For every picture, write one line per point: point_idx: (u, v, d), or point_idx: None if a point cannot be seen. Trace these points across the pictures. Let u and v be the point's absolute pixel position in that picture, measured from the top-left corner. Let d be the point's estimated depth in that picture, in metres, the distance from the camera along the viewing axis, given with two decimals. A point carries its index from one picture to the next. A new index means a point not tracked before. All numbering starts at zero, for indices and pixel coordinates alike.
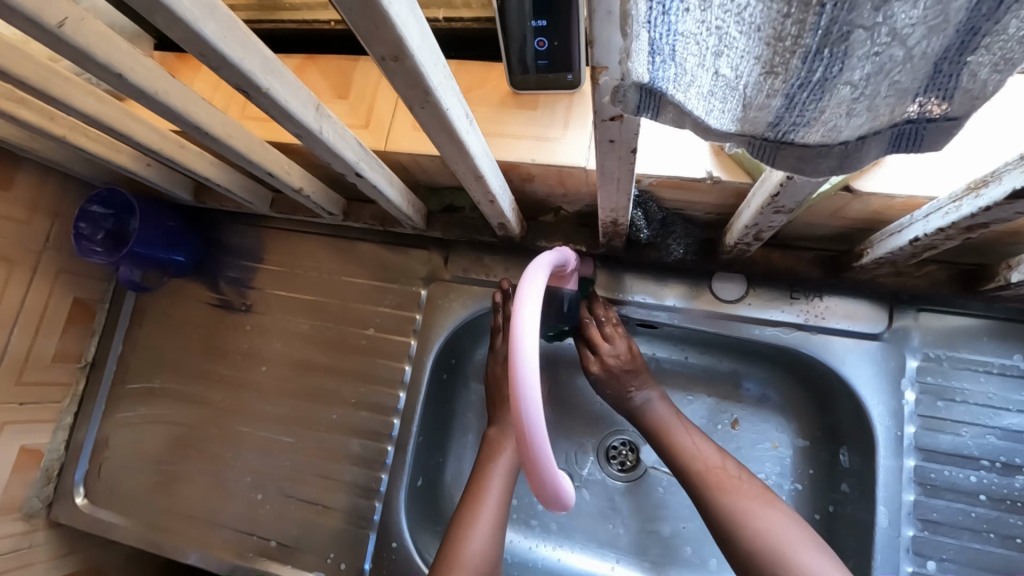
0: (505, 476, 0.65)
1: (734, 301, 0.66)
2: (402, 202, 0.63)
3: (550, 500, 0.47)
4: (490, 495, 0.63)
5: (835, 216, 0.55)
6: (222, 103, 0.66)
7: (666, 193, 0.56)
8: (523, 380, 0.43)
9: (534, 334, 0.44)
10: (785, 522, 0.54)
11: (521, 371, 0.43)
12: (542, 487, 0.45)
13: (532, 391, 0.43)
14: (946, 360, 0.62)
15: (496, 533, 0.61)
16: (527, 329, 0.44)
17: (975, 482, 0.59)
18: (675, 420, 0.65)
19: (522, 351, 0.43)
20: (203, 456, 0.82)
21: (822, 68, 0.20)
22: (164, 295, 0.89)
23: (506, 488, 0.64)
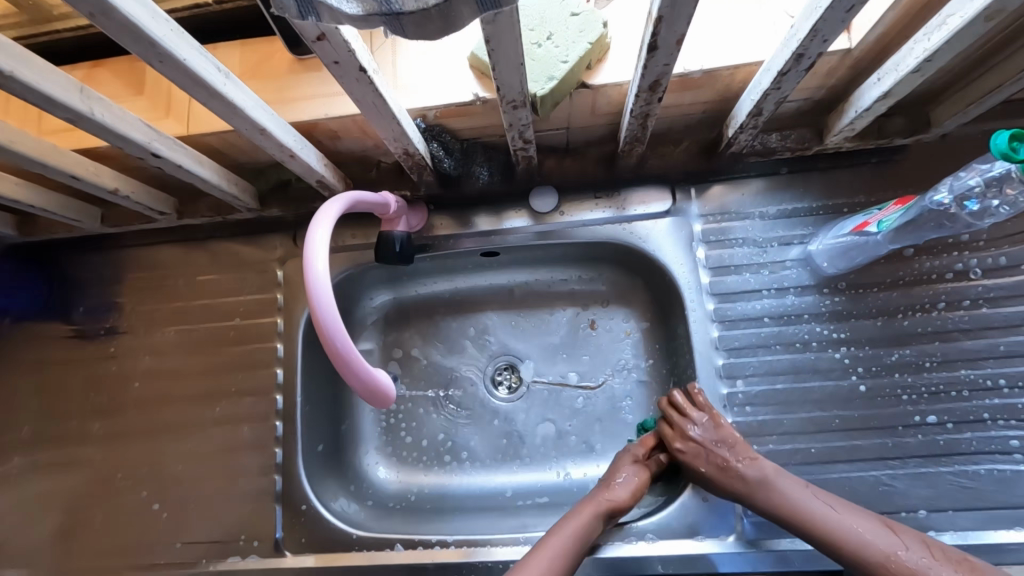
0: (574, 540, 0.63)
1: (550, 212, 0.76)
2: (221, 182, 0.66)
3: (376, 398, 0.53)
4: (557, 540, 0.62)
5: (594, 114, 0.65)
6: (14, 121, 0.65)
7: (453, 122, 0.64)
8: (316, 284, 0.48)
9: (325, 249, 0.50)
10: (939, 575, 0.53)
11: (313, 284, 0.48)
12: (359, 382, 0.51)
13: (325, 294, 0.48)
14: (721, 219, 0.74)
15: (553, 573, 0.60)
16: (316, 243, 0.49)
17: (759, 308, 0.72)
18: (809, 495, 0.60)
19: (314, 269, 0.49)
20: (96, 486, 0.81)
21: None
22: (16, 342, 0.86)
23: (573, 546, 0.62)
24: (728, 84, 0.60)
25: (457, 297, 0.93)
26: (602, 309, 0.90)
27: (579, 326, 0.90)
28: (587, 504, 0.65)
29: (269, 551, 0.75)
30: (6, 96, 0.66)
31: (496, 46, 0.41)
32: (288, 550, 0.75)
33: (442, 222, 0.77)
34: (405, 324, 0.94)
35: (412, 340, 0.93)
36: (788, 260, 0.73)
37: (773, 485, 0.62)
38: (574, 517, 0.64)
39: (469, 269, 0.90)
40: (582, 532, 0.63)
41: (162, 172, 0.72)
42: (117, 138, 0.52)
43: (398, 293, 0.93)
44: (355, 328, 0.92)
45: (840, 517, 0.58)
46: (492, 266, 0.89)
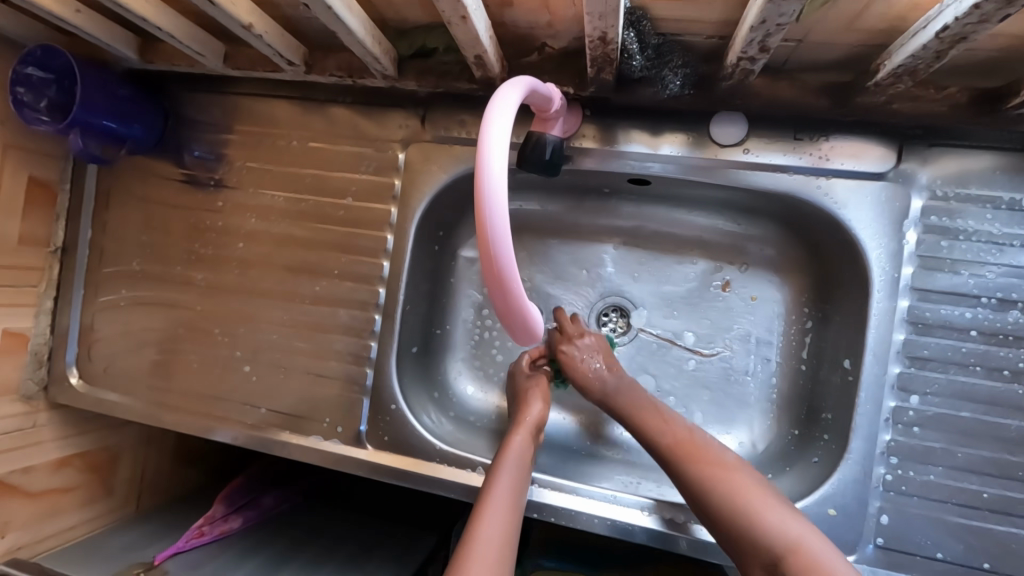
0: (518, 474, 0.59)
1: (732, 146, 0.62)
2: (366, 38, 0.56)
3: (522, 334, 0.47)
4: (500, 488, 0.57)
5: (850, 29, 0.48)
6: None
7: (662, 8, 0.49)
8: (490, 189, 0.39)
9: (505, 145, 0.40)
10: (760, 500, 0.53)
11: (489, 196, 0.39)
12: (511, 314, 0.44)
13: (498, 203, 0.39)
14: (954, 198, 0.58)
15: (513, 520, 0.55)
16: (497, 137, 0.40)
17: (969, 318, 0.58)
18: (654, 402, 0.64)
19: (492, 173, 0.39)
20: (192, 335, 0.81)
21: None
22: (129, 174, 0.83)
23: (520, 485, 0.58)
24: None
25: (575, 222, 0.82)
26: (743, 270, 0.77)
27: (711, 282, 0.78)
28: (516, 432, 0.63)
29: (350, 440, 0.74)
30: None
31: None
32: (369, 444, 0.74)
33: (596, 133, 0.65)
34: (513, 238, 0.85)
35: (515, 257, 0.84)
36: None
37: (631, 391, 0.66)
38: (510, 456, 0.61)
39: (600, 194, 0.78)
40: (519, 474, 0.59)
41: (297, 14, 0.62)
42: None
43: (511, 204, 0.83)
44: (461, 232, 0.85)
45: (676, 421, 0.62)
46: (629, 196, 0.77)
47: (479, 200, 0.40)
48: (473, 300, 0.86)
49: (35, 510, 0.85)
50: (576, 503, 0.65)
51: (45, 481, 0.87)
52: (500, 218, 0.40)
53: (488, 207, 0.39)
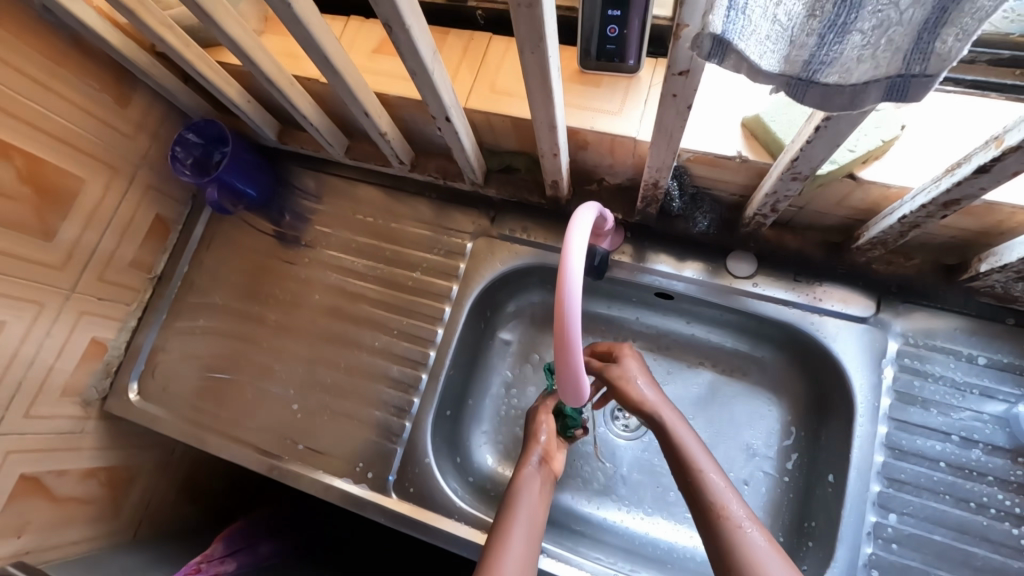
0: (531, 502, 0.67)
1: (743, 278, 0.76)
2: (471, 154, 0.74)
3: (571, 394, 0.60)
4: (518, 517, 0.65)
5: (837, 205, 0.64)
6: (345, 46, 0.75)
7: (699, 168, 0.66)
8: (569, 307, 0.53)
9: (580, 270, 0.53)
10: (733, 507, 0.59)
11: (569, 301, 0.52)
12: (566, 382, 0.58)
13: (574, 316, 0.53)
14: (923, 346, 0.71)
15: (531, 543, 0.63)
16: (576, 267, 0.53)
17: (939, 450, 0.68)
18: (670, 408, 0.67)
19: (573, 282, 0.53)
20: (251, 369, 0.91)
21: (845, 16, 0.30)
22: (233, 225, 0.99)
23: (532, 510, 0.66)
24: (1000, 222, 0.58)
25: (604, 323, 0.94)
26: (744, 386, 0.88)
27: (716, 392, 0.89)
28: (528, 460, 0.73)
29: (376, 486, 0.80)
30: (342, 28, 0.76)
31: (830, 126, 0.43)
32: (394, 493, 0.79)
33: (634, 251, 0.79)
34: (546, 327, 0.97)
35: (548, 345, 0.97)
36: (985, 413, 0.68)
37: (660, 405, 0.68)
38: (523, 484, 0.69)
39: (628, 302, 0.91)
40: (536, 492, 0.69)
41: (417, 128, 0.80)
42: (433, 96, 0.60)
43: (549, 298, 0.96)
44: (504, 316, 0.97)
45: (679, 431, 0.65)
46: (652, 306, 0.89)
47: (560, 303, 0.53)
48: (505, 376, 0.97)
49: (54, 514, 0.88)
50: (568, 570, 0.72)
51: (72, 488, 0.91)
52: (575, 316, 0.53)
53: (567, 310, 0.53)
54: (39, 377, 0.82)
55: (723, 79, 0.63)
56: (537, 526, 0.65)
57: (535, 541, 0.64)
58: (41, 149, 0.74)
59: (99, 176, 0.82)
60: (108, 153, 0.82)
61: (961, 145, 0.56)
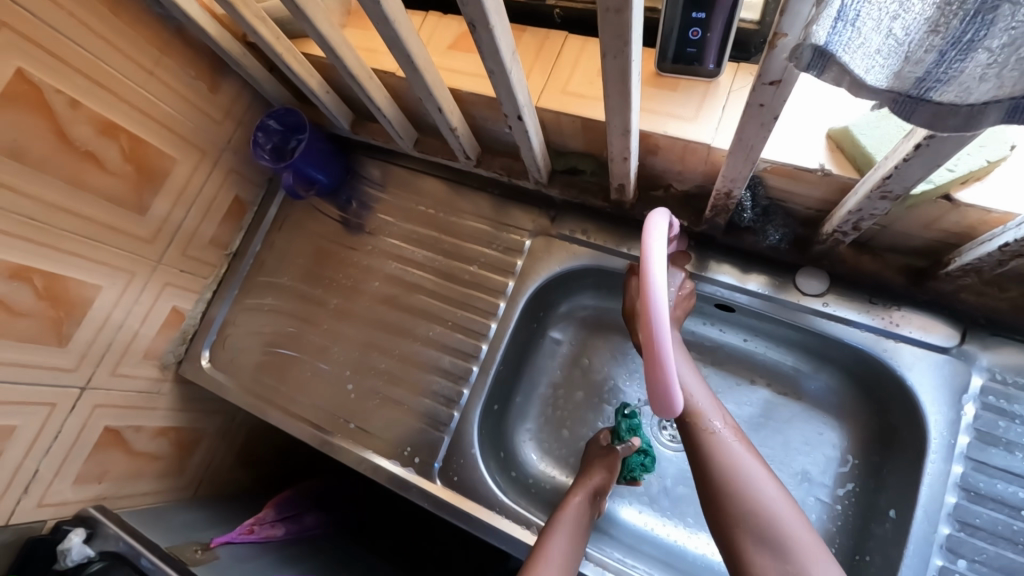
0: (574, 527, 0.71)
1: (813, 296, 0.73)
2: (538, 154, 0.74)
3: (661, 406, 0.57)
4: (558, 537, 0.69)
5: (927, 227, 0.60)
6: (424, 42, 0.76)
7: (776, 180, 0.64)
8: (657, 311, 0.54)
9: (664, 271, 0.55)
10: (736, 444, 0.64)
11: (655, 306, 0.54)
12: (657, 390, 0.56)
13: (662, 318, 0.53)
14: (1012, 384, 0.66)
15: (568, 561, 0.67)
16: (660, 279, 0.55)
17: (1021, 498, 0.63)
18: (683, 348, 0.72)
19: (658, 291, 0.54)
20: (311, 348, 0.95)
21: (970, 32, 0.28)
22: (303, 209, 1.03)
23: (574, 532, 0.70)
24: None
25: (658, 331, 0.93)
26: (804, 408, 0.84)
27: (773, 411, 0.86)
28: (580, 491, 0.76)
29: (422, 472, 0.82)
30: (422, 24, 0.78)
31: (932, 145, 0.41)
32: (438, 480, 0.81)
33: (695, 261, 0.77)
34: (598, 330, 0.97)
35: (598, 349, 0.96)
36: None
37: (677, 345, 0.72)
38: (569, 510, 0.73)
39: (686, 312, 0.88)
40: (581, 520, 0.72)
41: (486, 124, 0.81)
42: (508, 94, 0.61)
43: (603, 301, 0.95)
44: (557, 315, 0.97)
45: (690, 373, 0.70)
46: (711, 318, 0.87)
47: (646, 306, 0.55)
48: (553, 374, 0.97)
49: (129, 466, 0.96)
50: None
51: (146, 443, 0.98)
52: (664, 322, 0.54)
53: (654, 312, 0.54)
54: (125, 339, 0.89)
55: (811, 89, 0.61)
56: (576, 547, 0.69)
57: (571, 560, 0.67)
58: (142, 130, 0.79)
59: (189, 157, 0.88)
60: (198, 136, 0.88)
61: None
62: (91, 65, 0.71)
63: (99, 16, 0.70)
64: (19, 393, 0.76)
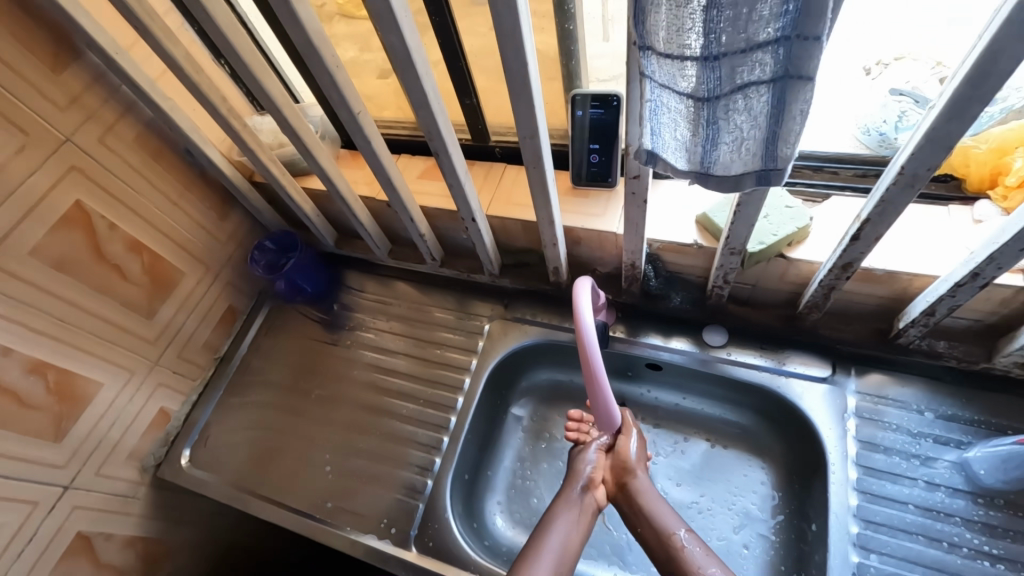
0: (558, 540, 0.78)
1: (718, 346, 0.91)
2: (490, 249, 0.95)
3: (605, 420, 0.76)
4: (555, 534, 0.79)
5: (781, 280, 0.82)
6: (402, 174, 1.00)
7: (669, 255, 0.85)
8: (591, 349, 0.69)
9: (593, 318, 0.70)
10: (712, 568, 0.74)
11: (589, 344, 0.69)
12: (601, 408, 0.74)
13: (595, 352, 0.69)
14: (877, 400, 0.82)
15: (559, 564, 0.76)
16: (590, 323, 0.69)
17: (907, 494, 0.76)
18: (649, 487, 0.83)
19: (593, 345, 0.69)
20: (293, 437, 1.02)
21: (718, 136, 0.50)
22: (288, 314, 1.18)
23: (564, 535, 0.78)
24: (905, 288, 0.74)
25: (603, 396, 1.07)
26: (735, 453, 0.97)
27: (710, 459, 0.98)
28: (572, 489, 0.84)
29: (399, 541, 0.87)
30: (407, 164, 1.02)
31: (743, 208, 0.62)
32: (415, 547, 0.86)
33: (627, 328, 0.96)
34: (554, 403, 1.09)
35: (555, 419, 1.08)
36: (941, 459, 0.77)
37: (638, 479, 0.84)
38: (559, 509, 0.81)
39: (625, 377, 1.03)
40: (567, 523, 0.80)
41: (448, 232, 1.03)
42: (464, 202, 0.83)
43: (556, 375, 1.10)
44: (517, 392, 1.10)
45: (659, 507, 0.81)
46: (647, 380, 1.02)
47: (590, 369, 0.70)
48: (518, 447, 1.06)
49: None
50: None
51: (114, 554, 0.97)
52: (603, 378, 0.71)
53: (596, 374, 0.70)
54: (113, 438, 0.95)
55: (679, 188, 0.85)
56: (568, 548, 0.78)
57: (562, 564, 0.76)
58: (161, 247, 0.96)
59: (194, 271, 1.03)
60: (203, 253, 1.04)
61: None
62: (132, 198, 0.89)
63: (143, 162, 0.90)
64: (9, 488, 0.80)
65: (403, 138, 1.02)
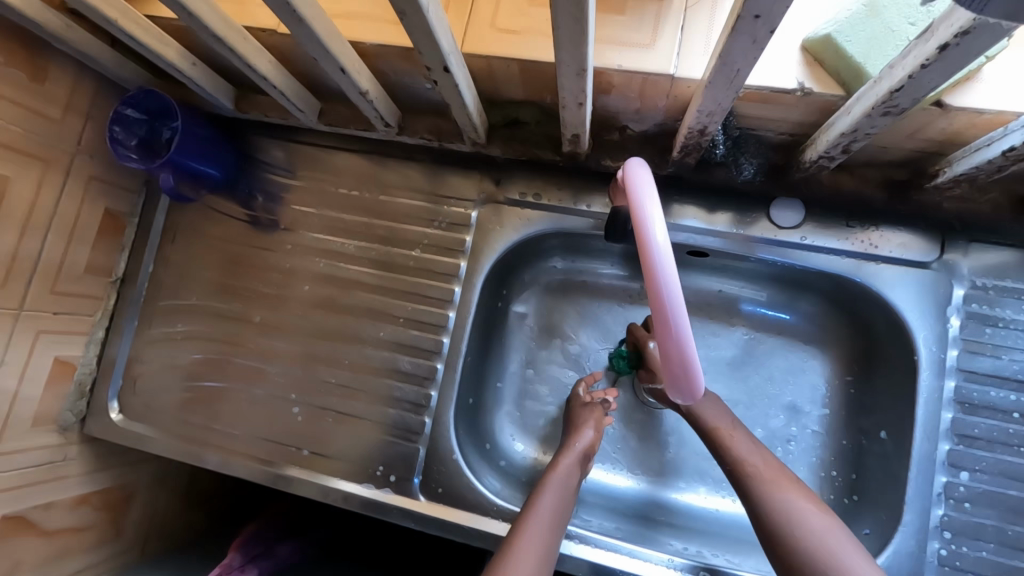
0: (553, 509, 0.62)
1: (790, 228, 0.67)
2: (473, 110, 0.63)
3: (683, 390, 0.49)
4: (545, 498, 0.63)
5: (912, 137, 0.55)
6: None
7: (748, 107, 0.56)
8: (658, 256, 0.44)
9: (659, 212, 0.46)
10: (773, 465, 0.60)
11: (652, 245, 0.45)
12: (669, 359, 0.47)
13: (666, 264, 0.44)
14: (993, 289, 0.64)
15: (553, 536, 0.60)
16: (656, 218, 0.45)
17: (1012, 401, 0.63)
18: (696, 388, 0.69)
19: (661, 254, 0.45)
20: (244, 374, 0.81)
21: None
22: (197, 213, 0.86)
23: (560, 504, 0.63)
24: None
25: (623, 283, 0.88)
26: (785, 342, 0.80)
27: (753, 351, 0.81)
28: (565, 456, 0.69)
29: (401, 491, 0.73)
30: None
31: (965, 42, 0.33)
32: (421, 496, 0.73)
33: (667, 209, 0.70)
34: (564, 295, 0.89)
35: (565, 315, 0.89)
36: None
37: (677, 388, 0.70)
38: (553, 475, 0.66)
39: None
40: (562, 499, 0.64)
41: (402, 81, 0.69)
42: (428, 42, 0.48)
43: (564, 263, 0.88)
44: (516, 287, 0.88)
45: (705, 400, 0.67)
46: (683, 266, 0.80)
47: (660, 309, 0.45)
48: (525, 350, 0.89)
49: (46, 550, 0.77)
50: (605, 556, 0.68)
51: (64, 519, 0.80)
52: (685, 333, 0.45)
53: (669, 317, 0.45)
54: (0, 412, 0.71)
55: None
56: (560, 517, 0.62)
57: (553, 540, 0.60)
58: None
59: (27, 171, 0.69)
60: (30, 141, 0.68)
61: None
62: None
63: None
64: None
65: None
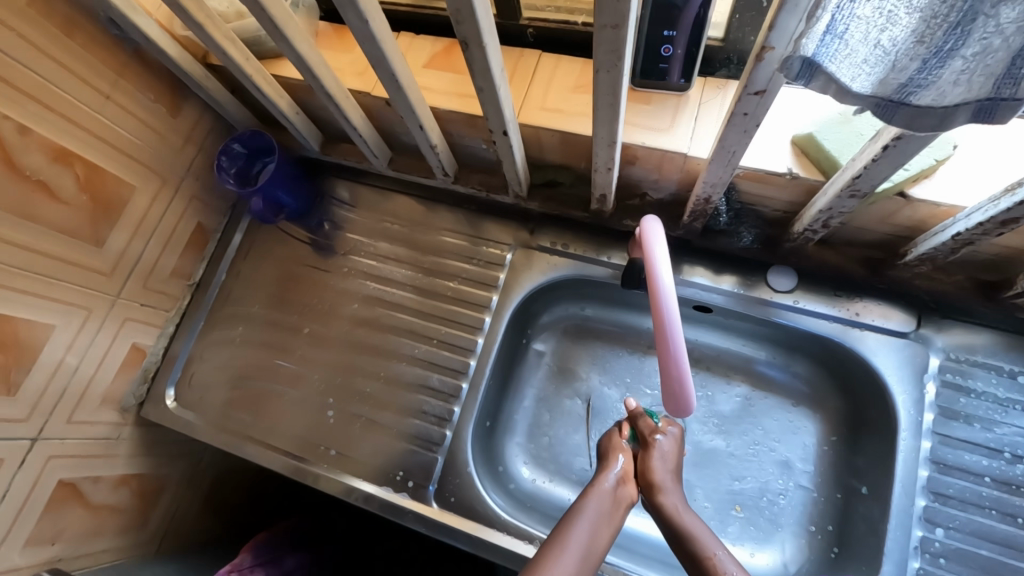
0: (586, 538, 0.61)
1: (784, 292, 0.77)
2: (520, 168, 0.76)
3: (677, 406, 0.59)
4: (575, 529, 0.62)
5: (884, 221, 0.66)
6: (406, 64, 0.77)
7: (747, 184, 0.68)
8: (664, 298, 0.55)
9: (667, 263, 0.56)
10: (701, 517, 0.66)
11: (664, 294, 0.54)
12: (669, 382, 0.57)
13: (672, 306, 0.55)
14: (965, 361, 0.72)
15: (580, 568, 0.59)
16: (665, 268, 0.55)
17: (984, 466, 0.69)
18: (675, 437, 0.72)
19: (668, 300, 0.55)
20: (290, 377, 0.91)
21: (951, 41, 0.33)
22: (269, 234, 1.00)
23: (591, 540, 0.61)
24: None
25: (634, 332, 0.97)
26: (780, 399, 0.87)
27: (750, 404, 0.88)
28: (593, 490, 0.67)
29: (417, 496, 0.80)
30: (410, 47, 0.79)
31: (900, 144, 0.45)
32: (435, 503, 0.79)
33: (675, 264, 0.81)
34: (579, 339, 0.98)
35: (580, 357, 0.97)
36: None
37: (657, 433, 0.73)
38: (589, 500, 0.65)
39: None
40: (596, 531, 0.62)
41: (463, 140, 0.83)
42: (495, 111, 0.62)
43: (582, 309, 0.98)
44: (537, 326, 0.98)
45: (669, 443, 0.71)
46: (689, 321, 0.90)
47: (665, 343, 0.56)
48: (539, 385, 0.97)
49: (86, 524, 0.84)
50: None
51: (107, 495, 0.87)
52: (682, 359, 0.56)
53: (673, 351, 0.55)
54: (80, 384, 0.81)
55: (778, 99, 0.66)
56: (592, 553, 0.61)
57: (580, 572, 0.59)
58: (96, 155, 0.75)
59: (147, 185, 0.84)
60: (155, 161, 0.84)
61: (997, 151, 0.58)
62: (40, 89, 0.67)
63: (50, 40, 0.66)
64: None
65: (404, 11, 0.81)
